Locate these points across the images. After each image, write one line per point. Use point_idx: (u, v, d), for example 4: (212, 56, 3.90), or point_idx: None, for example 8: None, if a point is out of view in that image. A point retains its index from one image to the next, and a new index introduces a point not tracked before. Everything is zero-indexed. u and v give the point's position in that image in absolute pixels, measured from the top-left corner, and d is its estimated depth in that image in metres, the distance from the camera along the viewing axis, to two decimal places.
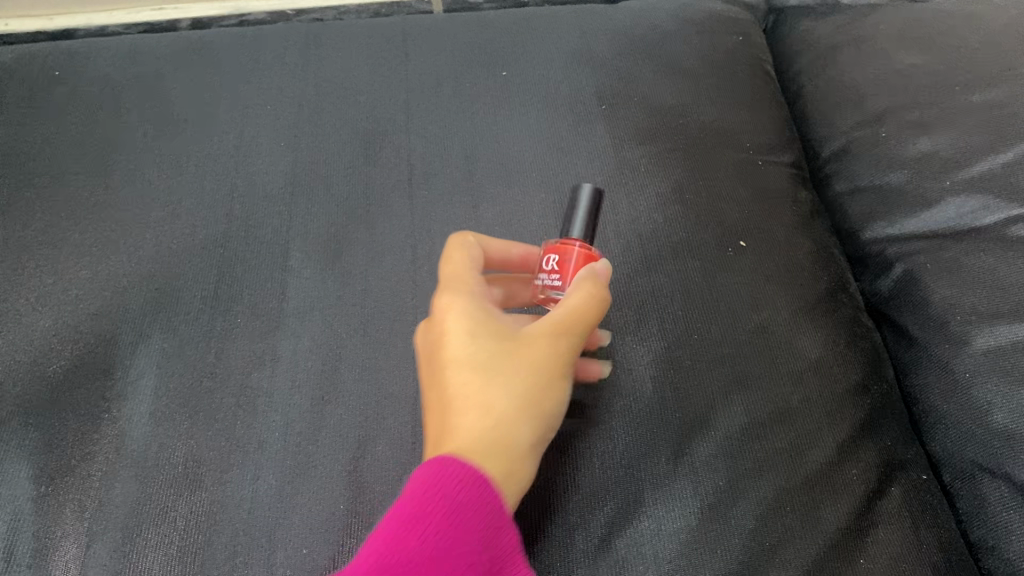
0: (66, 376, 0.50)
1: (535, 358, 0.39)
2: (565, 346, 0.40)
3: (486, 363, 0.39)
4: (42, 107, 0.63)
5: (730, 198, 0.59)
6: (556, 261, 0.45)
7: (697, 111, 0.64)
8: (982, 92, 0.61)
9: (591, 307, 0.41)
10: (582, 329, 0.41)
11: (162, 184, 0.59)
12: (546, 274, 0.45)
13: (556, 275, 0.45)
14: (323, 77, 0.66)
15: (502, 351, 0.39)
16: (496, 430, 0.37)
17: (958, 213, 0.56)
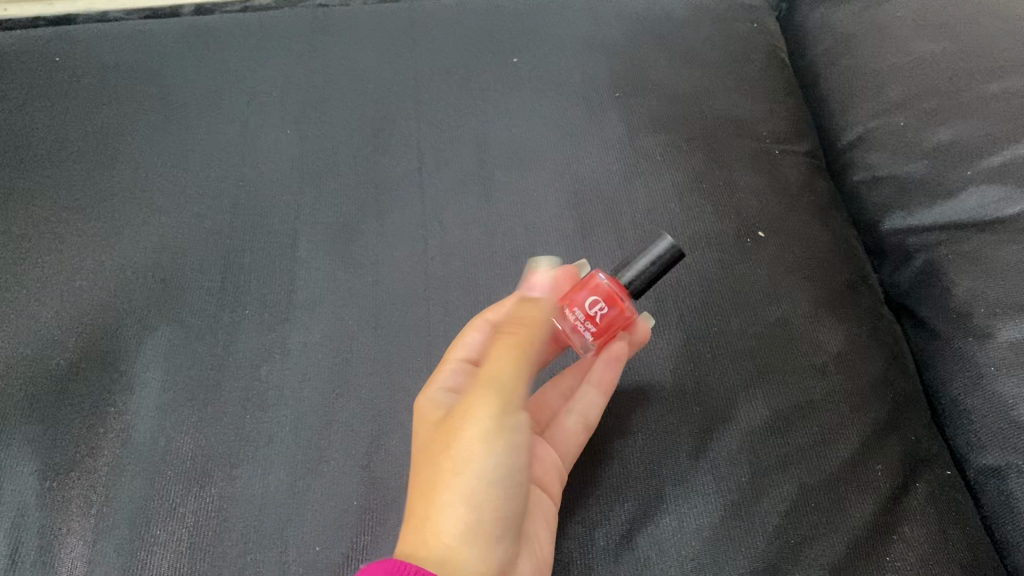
0: (71, 368, 0.48)
1: (457, 430, 0.37)
2: (490, 408, 0.37)
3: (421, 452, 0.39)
4: (44, 94, 0.62)
5: (747, 187, 0.58)
6: (601, 312, 0.44)
7: (713, 100, 0.63)
8: (1004, 80, 0.60)
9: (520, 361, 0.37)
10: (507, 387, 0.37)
11: (167, 172, 0.58)
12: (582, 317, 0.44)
13: (592, 327, 0.45)
14: (331, 64, 0.65)
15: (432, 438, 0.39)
16: (419, 520, 0.37)
17: (980, 204, 0.55)
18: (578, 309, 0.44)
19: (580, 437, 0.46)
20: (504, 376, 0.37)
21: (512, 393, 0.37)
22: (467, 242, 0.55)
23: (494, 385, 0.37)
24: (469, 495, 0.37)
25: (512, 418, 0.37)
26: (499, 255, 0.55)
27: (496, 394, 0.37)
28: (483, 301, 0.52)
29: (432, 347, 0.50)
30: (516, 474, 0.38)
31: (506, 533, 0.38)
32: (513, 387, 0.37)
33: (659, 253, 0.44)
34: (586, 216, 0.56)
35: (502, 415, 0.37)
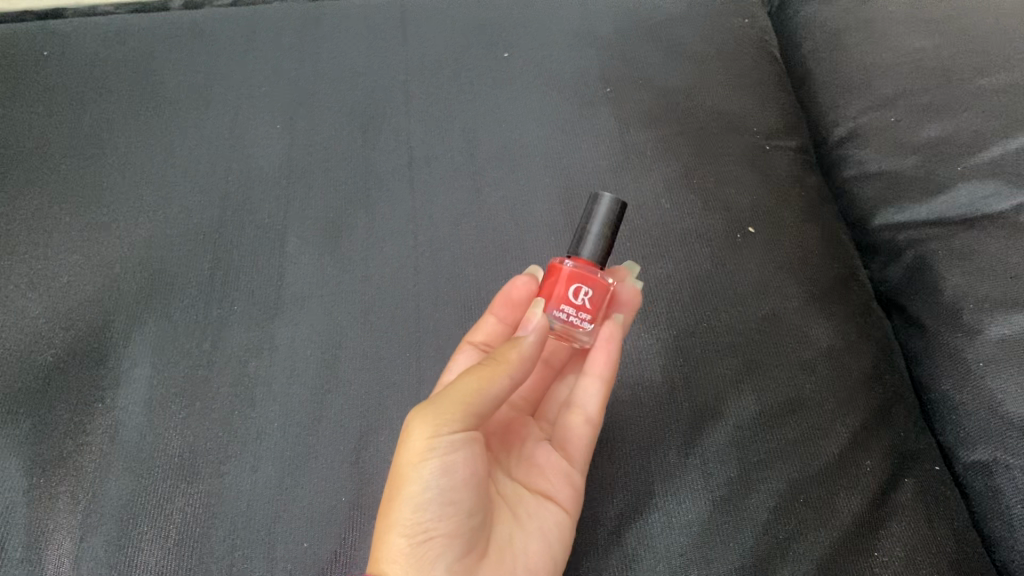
0: (58, 364, 0.48)
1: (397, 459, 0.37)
2: (420, 438, 0.36)
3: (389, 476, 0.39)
4: (32, 88, 0.62)
5: (738, 182, 0.58)
6: (587, 298, 0.41)
7: (704, 95, 0.63)
8: (994, 76, 0.60)
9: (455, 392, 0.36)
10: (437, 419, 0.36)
11: (155, 167, 0.58)
12: (570, 310, 0.41)
13: (586, 316, 0.41)
14: (321, 58, 0.64)
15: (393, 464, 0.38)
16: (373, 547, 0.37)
17: (970, 200, 0.55)
18: (565, 306, 0.41)
19: (583, 434, 0.44)
20: (446, 395, 0.36)
21: (448, 416, 0.36)
22: (457, 237, 0.55)
23: (427, 408, 0.36)
24: (400, 518, 0.36)
25: (446, 440, 0.36)
26: (490, 250, 0.54)
27: (433, 413, 0.36)
28: (473, 295, 0.52)
29: (421, 342, 0.50)
30: (460, 499, 0.36)
31: (458, 558, 0.36)
32: (452, 406, 0.36)
33: (610, 211, 0.42)
34: (576, 211, 0.56)
35: (433, 436, 0.36)
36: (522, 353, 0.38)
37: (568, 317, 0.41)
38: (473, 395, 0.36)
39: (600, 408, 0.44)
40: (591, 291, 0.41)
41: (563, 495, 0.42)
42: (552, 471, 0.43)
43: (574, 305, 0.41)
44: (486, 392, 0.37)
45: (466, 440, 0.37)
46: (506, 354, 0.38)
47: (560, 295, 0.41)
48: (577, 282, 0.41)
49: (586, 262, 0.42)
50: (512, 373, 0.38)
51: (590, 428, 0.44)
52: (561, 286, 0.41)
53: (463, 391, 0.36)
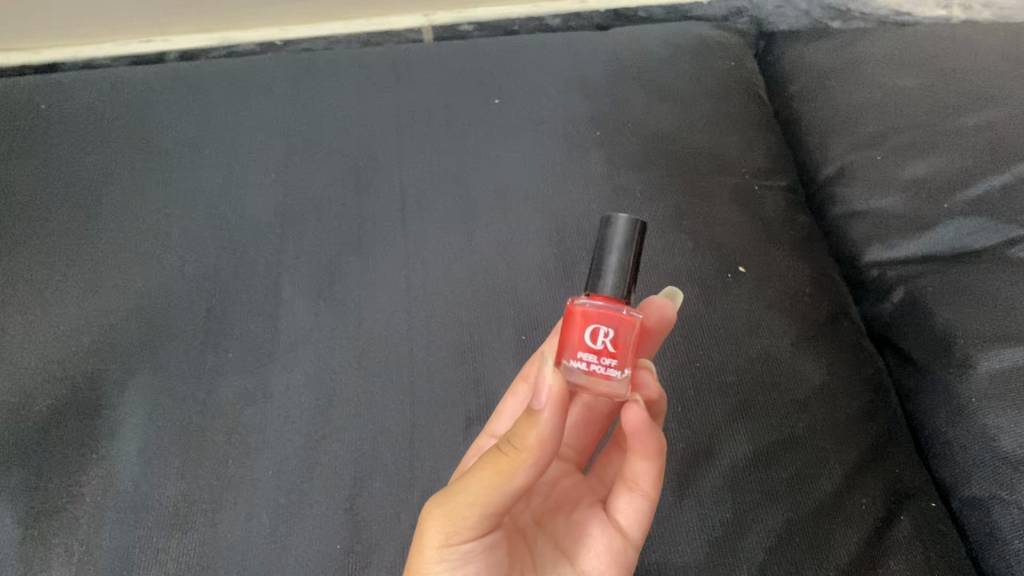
0: (53, 415, 0.48)
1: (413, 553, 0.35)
2: (430, 542, 0.34)
3: None
4: (30, 141, 0.62)
5: (727, 223, 0.58)
6: (608, 340, 0.34)
7: (692, 136, 0.64)
8: (976, 115, 0.62)
9: (472, 494, 0.33)
10: (447, 522, 0.33)
11: (151, 217, 0.58)
12: (592, 355, 0.34)
13: (609, 359, 0.34)
14: (314, 107, 0.65)
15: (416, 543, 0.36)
16: None
17: (958, 235, 0.56)
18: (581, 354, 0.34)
19: (641, 513, 0.37)
20: (457, 494, 0.33)
21: (458, 523, 0.33)
22: (450, 281, 0.55)
23: (440, 511, 0.33)
24: None
25: (456, 549, 0.34)
26: (483, 294, 0.55)
27: (446, 514, 0.33)
28: (466, 339, 0.53)
29: (415, 386, 0.50)
30: None
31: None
32: (462, 514, 0.33)
33: (624, 236, 0.37)
34: (568, 254, 0.57)
35: (443, 546, 0.33)
36: (540, 435, 0.32)
37: (590, 364, 0.34)
38: (489, 495, 0.33)
39: (655, 487, 0.37)
40: (612, 331, 0.35)
41: None
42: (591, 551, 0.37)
43: (596, 349, 0.34)
44: (499, 496, 0.33)
45: (480, 542, 0.34)
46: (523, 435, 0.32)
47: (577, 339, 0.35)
48: (592, 321, 0.35)
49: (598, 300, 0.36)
50: (527, 468, 0.32)
51: (647, 502, 0.37)
52: (576, 330, 0.35)
53: (472, 496, 0.33)
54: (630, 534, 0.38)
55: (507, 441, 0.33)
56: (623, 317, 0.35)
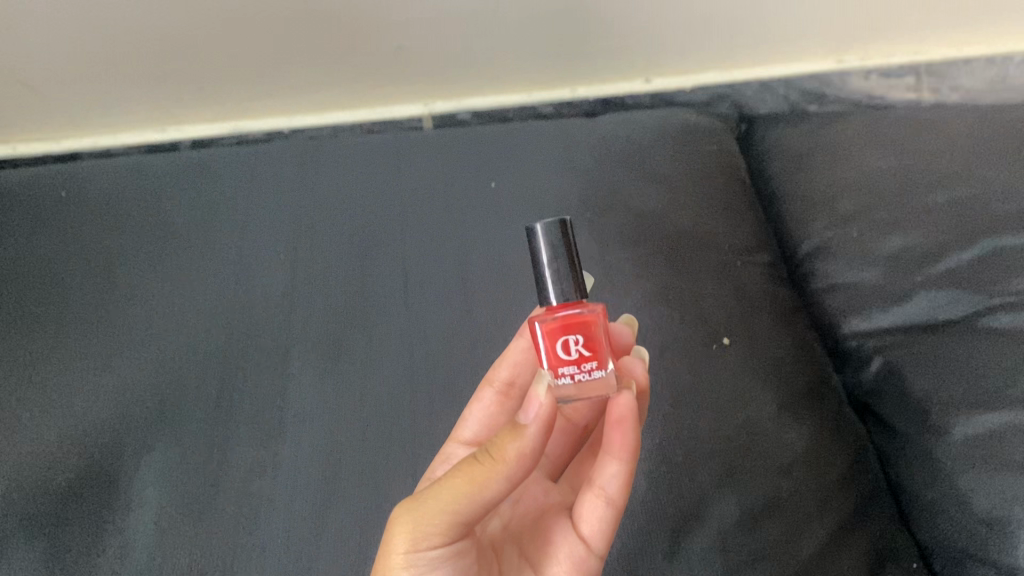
0: (71, 489, 0.51)
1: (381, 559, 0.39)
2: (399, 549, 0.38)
3: None
4: (51, 227, 0.66)
5: (712, 297, 0.61)
6: (581, 348, 0.40)
7: (678, 216, 0.67)
8: (945, 192, 0.66)
9: (447, 505, 0.37)
10: (416, 529, 0.37)
11: (165, 298, 0.61)
12: (572, 367, 0.40)
13: (588, 363, 0.40)
14: (322, 192, 0.69)
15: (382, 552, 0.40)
16: None
17: (930, 306, 0.59)
18: (562, 363, 0.40)
19: (603, 514, 0.42)
20: (427, 500, 0.38)
21: (426, 529, 0.37)
22: (450, 356, 0.58)
23: (409, 517, 0.38)
24: None
25: (423, 554, 0.38)
26: (482, 366, 0.58)
27: (415, 520, 0.37)
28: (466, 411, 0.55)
29: (416, 457, 0.53)
30: None
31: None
32: (435, 522, 0.37)
33: (554, 241, 0.42)
34: None
35: (410, 552, 0.37)
36: (518, 448, 0.38)
37: (573, 375, 0.40)
38: (458, 499, 0.37)
39: (621, 491, 0.42)
40: (582, 337, 0.40)
41: None
42: (558, 555, 0.42)
43: (572, 359, 0.40)
44: (469, 504, 0.37)
45: (445, 549, 0.38)
46: (502, 450, 0.38)
47: (554, 350, 0.40)
48: (564, 332, 0.40)
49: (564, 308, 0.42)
50: (501, 479, 0.38)
51: (611, 508, 0.42)
52: (547, 342, 0.40)
53: (444, 505, 0.37)
54: (595, 540, 0.42)
55: (484, 455, 0.38)
56: (588, 319, 0.40)
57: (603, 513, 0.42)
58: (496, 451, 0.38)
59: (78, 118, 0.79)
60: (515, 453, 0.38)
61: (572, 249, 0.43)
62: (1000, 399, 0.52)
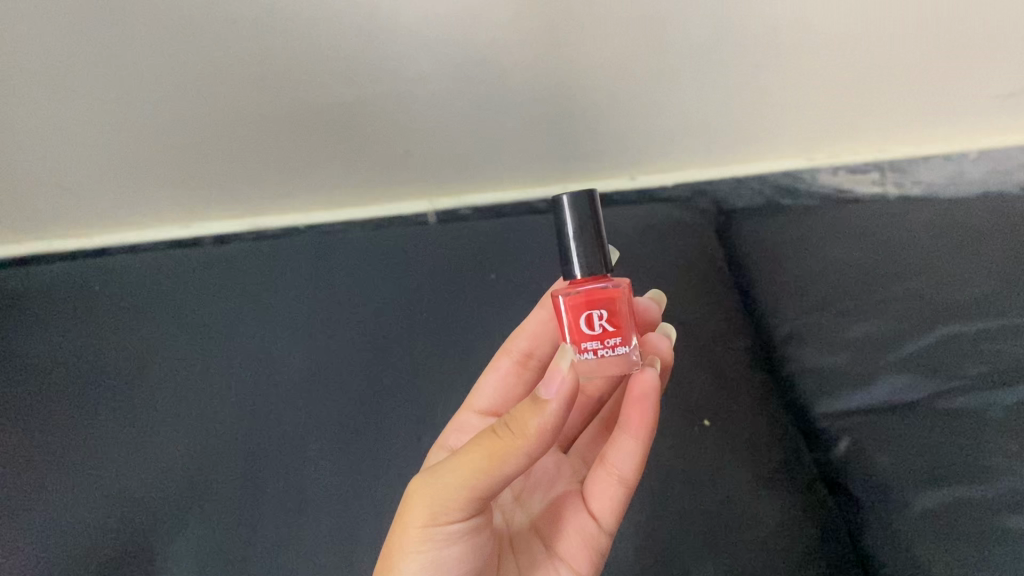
0: (118, 561, 0.62)
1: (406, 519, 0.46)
2: (422, 518, 0.45)
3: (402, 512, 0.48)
4: (90, 319, 0.75)
5: (692, 383, 0.68)
6: (604, 325, 0.47)
7: (660, 307, 0.74)
8: (905, 283, 0.74)
9: (468, 475, 0.44)
10: (441, 495, 0.44)
11: (193, 391, 0.71)
12: (596, 342, 0.47)
13: (608, 339, 0.47)
14: (337, 286, 0.77)
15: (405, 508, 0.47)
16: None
17: (893, 390, 0.65)
18: (587, 337, 0.47)
19: (614, 491, 0.53)
20: (450, 474, 0.44)
21: (446, 504, 0.44)
22: None
23: (433, 493, 0.45)
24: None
25: (445, 523, 0.45)
26: None
27: (439, 496, 0.44)
28: None
29: None
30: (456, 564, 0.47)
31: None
32: (454, 497, 0.44)
33: (582, 216, 0.49)
34: None
35: (432, 522, 0.45)
36: (541, 424, 0.43)
37: (597, 350, 0.47)
38: (480, 476, 0.43)
39: (631, 472, 0.53)
40: (605, 315, 0.47)
41: (579, 543, 0.54)
42: (572, 526, 0.54)
43: (596, 333, 0.47)
44: (488, 480, 0.44)
45: (466, 519, 0.46)
46: (526, 427, 0.43)
47: (581, 325, 0.47)
48: (587, 308, 0.47)
49: (590, 283, 0.48)
50: (519, 457, 0.43)
51: (622, 487, 0.53)
52: (574, 317, 0.47)
53: (464, 482, 0.44)
54: (603, 510, 0.54)
55: (505, 431, 0.44)
56: (611, 297, 0.47)
57: (617, 496, 0.53)
58: (516, 427, 0.44)
59: (119, 211, 0.89)
60: (536, 428, 0.43)
61: (594, 222, 0.50)
62: (976, 479, 0.57)
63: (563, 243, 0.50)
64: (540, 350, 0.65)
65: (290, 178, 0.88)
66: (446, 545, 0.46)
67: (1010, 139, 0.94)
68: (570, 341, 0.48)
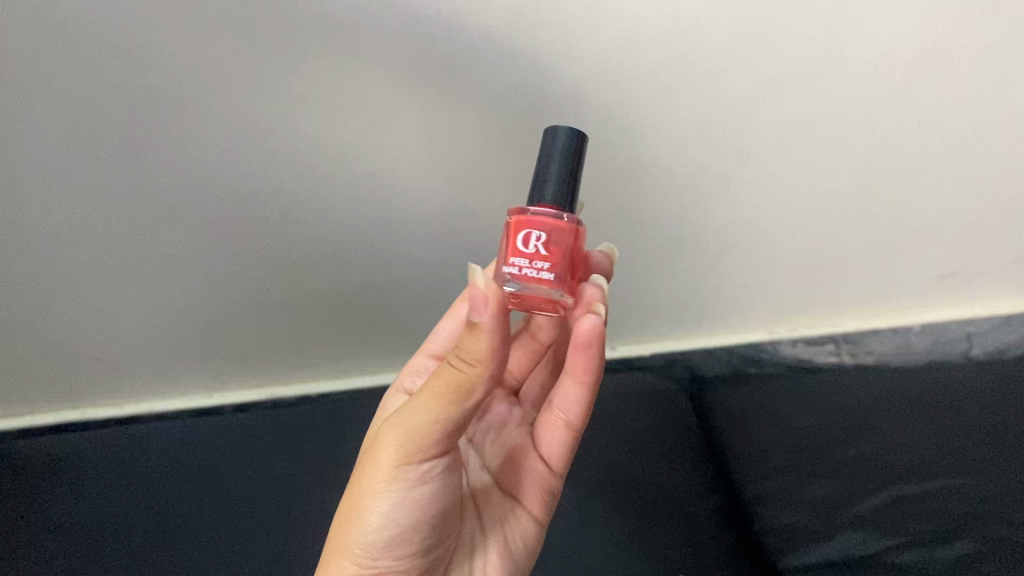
0: None
1: (378, 457, 0.51)
2: (392, 454, 0.50)
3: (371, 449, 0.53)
4: (116, 479, 0.84)
5: (670, 541, 0.77)
6: (540, 248, 0.48)
7: (639, 469, 0.84)
8: (854, 446, 0.85)
9: (432, 408, 0.48)
10: (409, 429, 0.49)
11: (214, 540, 0.78)
12: (524, 261, 0.48)
13: (539, 262, 0.48)
14: (352, 437, 0.90)
15: (373, 444, 0.53)
16: (353, 507, 0.53)
17: (846, 546, 0.76)
18: (521, 256, 0.48)
19: (564, 440, 0.63)
20: (416, 415, 0.49)
21: (414, 443, 0.49)
22: None
23: (403, 431, 0.49)
24: (375, 514, 0.51)
25: (414, 462, 0.50)
26: None
27: (406, 434, 0.49)
28: None
29: None
30: (427, 499, 0.52)
31: (420, 551, 0.53)
32: (423, 431, 0.48)
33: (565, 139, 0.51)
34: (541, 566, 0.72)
35: (403, 462, 0.50)
36: (487, 350, 0.46)
37: (522, 268, 0.48)
38: (442, 415, 0.48)
39: (577, 420, 0.62)
40: (544, 238, 0.48)
41: (536, 488, 0.63)
42: (531, 466, 0.63)
43: (528, 252, 0.48)
44: (450, 417, 0.48)
45: (433, 458, 0.50)
46: (476, 355, 0.46)
47: (520, 244, 0.48)
48: (526, 228, 0.49)
49: (541, 210, 0.49)
50: (479, 383, 0.47)
51: (569, 435, 0.63)
52: (513, 233, 0.49)
53: (431, 419, 0.48)
54: (554, 457, 0.64)
55: (461, 363, 0.47)
56: (552, 225, 0.48)
57: (565, 439, 0.63)
58: (468, 358, 0.47)
59: (152, 382, 1.01)
60: (485, 353, 0.46)
61: (575, 159, 0.51)
62: None
63: (541, 160, 0.52)
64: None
65: (307, 346, 1.03)
66: (417, 481, 0.51)
67: (941, 310, 1.07)
68: (506, 252, 0.49)
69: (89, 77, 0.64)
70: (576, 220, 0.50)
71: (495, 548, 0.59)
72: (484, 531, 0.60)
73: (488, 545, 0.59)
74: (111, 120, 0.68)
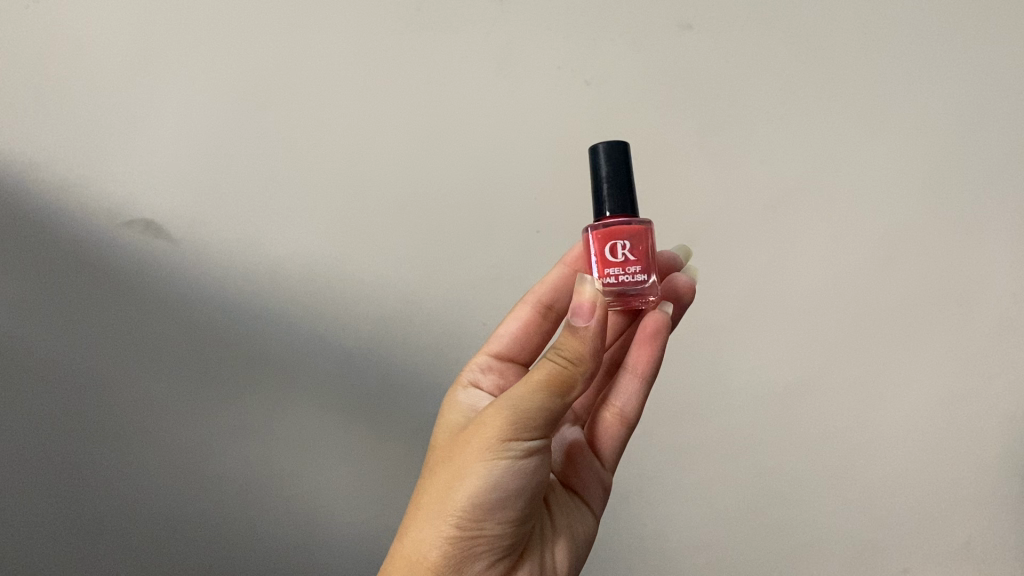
0: None
1: (483, 436, 0.54)
2: (500, 431, 0.54)
3: (469, 431, 0.57)
4: None
5: None
6: (627, 258, 0.60)
7: None
8: None
9: (543, 391, 0.53)
10: (519, 407, 0.54)
11: None
12: (617, 269, 0.60)
13: (630, 269, 0.60)
14: None
15: (474, 428, 0.56)
16: (453, 480, 0.55)
17: None
18: (614, 266, 0.60)
19: (619, 435, 0.73)
20: (522, 402, 0.53)
21: (524, 425, 0.53)
22: None
23: (512, 411, 0.54)
24: (475, 486, 0.54)
25: (522, 441, 0.53)
26: None
27: (519, 417, 0.53)
28: None
29: None
30: (524, 482, 0.54)
31: (514, 525, 0.55)
32: (532, 413, 0.53)
33: (618, 150, 0.64)
34: None
35: (511, 441, 0.53)
36: (588, 349, 0.55)
37: (618, 275, 0.60)
38: (552, 402, 0.53)
39: (634, 412, 0.73)
40: (630, 246, 0.60)
41: (598, 486, 0.71)
42: (594, 462, 0.72)
43: (618, 260, 0.60)
44: (559, 403, 0.54)
45: (538, 440, 0.54)
46: (579, 355, 0.55)
47: (610, 255, 0.60)
48: (614, 240, 0.60)
49: (616, 221, 0.62)
50: (581, 377, 0.55)
51: (623, 429, 0.74)
52: (601, 246, 0.61)
53: (541, 400, 0.53)
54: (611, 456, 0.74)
55: (564, 360, 0.55)
56: (632, 232, 0.60)
57: (620, 434, 0.73)
58: (571, 354, 0.55)
59: None
60: (585, 350, 0.55)
61: (627, 173, 0.64)
62: None
63: (602, 181, 0.64)
64: (558, 303, 0.77)
65: None
66: (523, 458, 0.54)
67: None
68: (598, 265, 0.61)
69: (58, 414, 0.84)
70: (646, 221, 0.62)
71: (567, 535, 0.64)
72: (557, 523, 0.65)
73: (556, 533, 0.64)
74: (70, 458, 0.85)
